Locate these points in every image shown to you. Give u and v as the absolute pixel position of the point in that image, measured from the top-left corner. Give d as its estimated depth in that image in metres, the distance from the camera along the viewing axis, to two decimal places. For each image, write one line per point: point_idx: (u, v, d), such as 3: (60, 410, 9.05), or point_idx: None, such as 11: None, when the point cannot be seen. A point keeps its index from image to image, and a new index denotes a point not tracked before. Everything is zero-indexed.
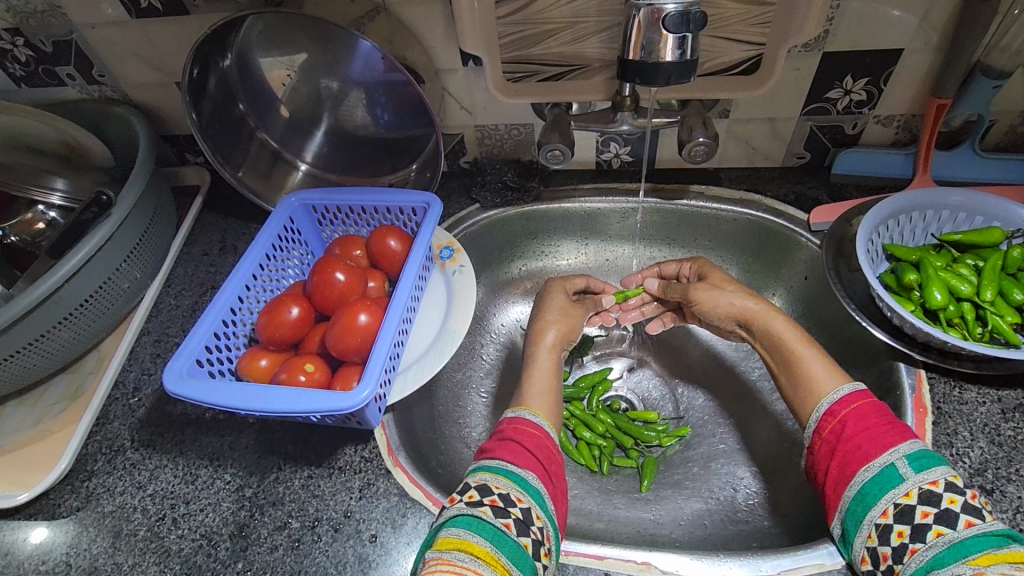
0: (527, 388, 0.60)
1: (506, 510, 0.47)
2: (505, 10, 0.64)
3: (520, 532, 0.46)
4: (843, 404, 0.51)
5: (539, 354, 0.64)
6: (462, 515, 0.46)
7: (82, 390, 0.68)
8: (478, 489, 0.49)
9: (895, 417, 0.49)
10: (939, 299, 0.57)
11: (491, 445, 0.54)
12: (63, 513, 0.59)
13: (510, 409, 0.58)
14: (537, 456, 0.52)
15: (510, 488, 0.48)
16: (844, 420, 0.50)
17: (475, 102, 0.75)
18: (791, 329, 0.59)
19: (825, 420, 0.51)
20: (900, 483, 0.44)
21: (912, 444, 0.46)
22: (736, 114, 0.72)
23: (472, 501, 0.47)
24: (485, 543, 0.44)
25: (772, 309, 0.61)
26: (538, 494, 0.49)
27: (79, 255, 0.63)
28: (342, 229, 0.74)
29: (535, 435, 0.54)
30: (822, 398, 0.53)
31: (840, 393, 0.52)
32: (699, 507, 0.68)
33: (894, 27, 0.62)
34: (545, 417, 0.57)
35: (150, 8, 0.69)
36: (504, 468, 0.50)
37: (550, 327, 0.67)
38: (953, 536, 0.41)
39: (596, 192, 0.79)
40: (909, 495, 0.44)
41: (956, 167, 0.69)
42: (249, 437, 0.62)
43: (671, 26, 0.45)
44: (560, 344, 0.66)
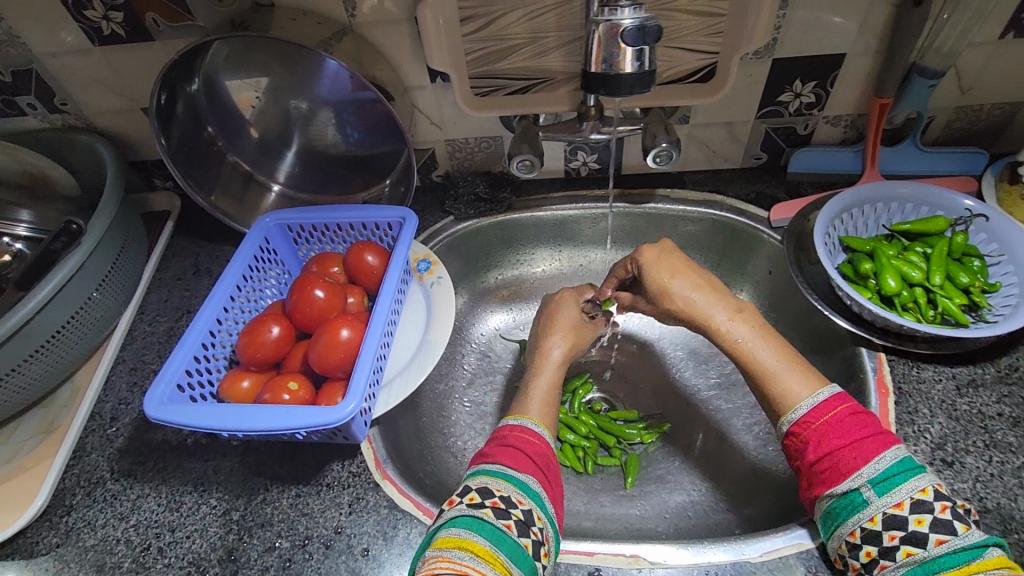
0: (527, 397, 0.62)
1: (507, 511, 0.48)
2: (470, 27, 0.66)
3: (521, 532, 0.47)
4: (804, 425, 0.51)
5: (543, 369, 0.65)
6: (462, 516, 0.47)
7: (57, 424, 0.66)
8: (478, 491, 0.50)
9: (859, 431, 0.49)
10: (892, 286, 0.61)
11: (490, 451, 0.55)
12: (42, 551, 0.57)
13: (512, 418, 0.58)
14: (537, 462, 0.53)
15: (510, 491, 0.50)
16: (808, 439, 0.50)
17: (444, 117, 0.77)
18: (751, 335, 0.58)
19: (790, 436, 0.52)
20: (866, 508, 0.46)
21: (874, 467, 0.47)
22: (696, 119, 0.75)
23: (473, 503, 0.48)
24: (486, 542, 0.45)
25: (729, 314, 0.60)
26: (538, 496, 0.50)
27: (48, 287, 0.62)
28: (318, 247, 0.74)
29: (536, 443, 0.55)
30: (786, 414, 0.53)
31: (799, 412, 0.52)
32: (682, 500, 0.70)
33: (835, 33, 0.66)
34: (543, 425, 0.58)
35: (113, 35, 0.69)
36: (503, 472, 0.51)
37: (552, 342, 0.68)
38: (924, 555, 0.43)
39: (566, 200, 0.81)
40: (874, 521, 0.45)
41: (902, 162, 0.74)
42: (234, 460, 0.62)
43: (629, 40, 0.47)
44: (563, 362, 0.67)
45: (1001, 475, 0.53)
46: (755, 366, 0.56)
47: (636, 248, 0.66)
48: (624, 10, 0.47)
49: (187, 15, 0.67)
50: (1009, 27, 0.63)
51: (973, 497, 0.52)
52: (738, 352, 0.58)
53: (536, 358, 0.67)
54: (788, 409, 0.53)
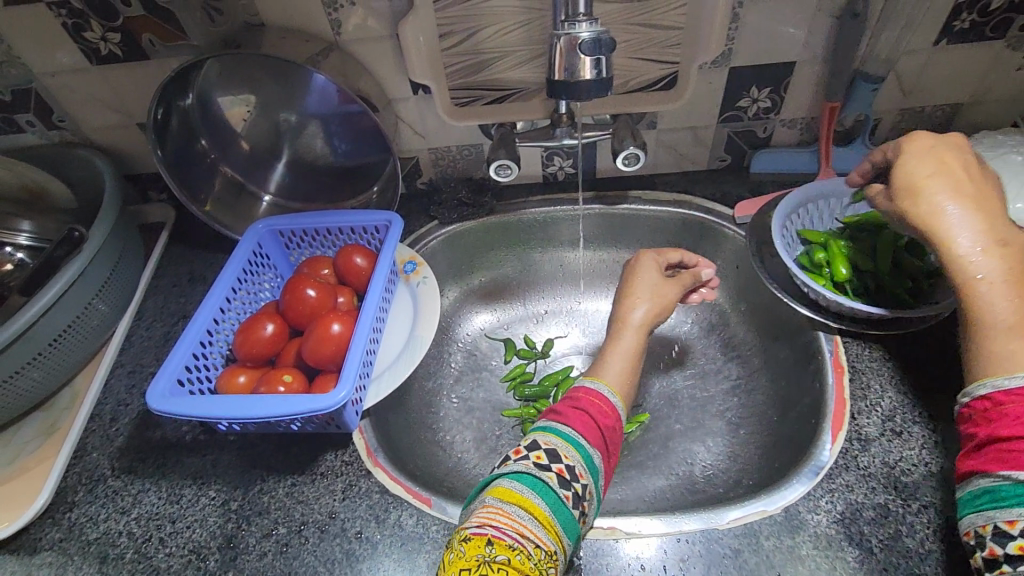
0: (606, 361, 0.64)
1: (569, 482, 0.50)
2: (449, 42, 0.71)
3: (575, 505, 0.49)
4: (1009, 395, 0.42)
5: (624, 332, 0.67)
6: (529, 475, 0.49)
7: (58, 425, 0.69)
8: (546, 451, 0.52)
9: None
10: (844, 273, 0.66)
11: (562, 410, 0.57)
12: (46, 545, 0.60)
13: (590, 381, 0.60)
14: (604, 436, 0.55)
15: (576, 462, 0.51)
16: (1011, 412, 0.42)
17: (427, 127, 0.81)
18: (992, 266, 0.45)
19: (986, 401, 0.43)
20: (1016, 509, 0.40)
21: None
22: (663, 125, 0.80)
23: (541, 464, 0.50)
24: (545, 507, 0.47)
25: (979, 243, 0.46)
26: (596, 471, 0.52)
27: (51, 293, 0.65)
28: (309, 251, 0.78)
29: (609, 416, 0.57)
30: (987, 377, 0.44)
31: (1012, 381, 0.42)
32: (661, 484, 0.74)
33: (785, 44, 0.71)
34: (616, 394, 0.60)
35: (111, 55, 0.73)
36: (574, 439, 0.53)
37: (637, 302, 0.69)
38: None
39: (544, 203, 0.86)
40: (1013, 524, 0.40)
41: (853, 160, 0.79)
42: (231, 454, 0.65)
43: (587, 51, 0.52)
44: (645, 324, 0.68)
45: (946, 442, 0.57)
46: (976, 308, 0.46)
47: (907, 134, 0.53)
48: (581, 24, 0.53)
49: (182, 35, 0.71)
50: (941, 35, 0.69)
51: (920, 463, 0.56)
52: (962, 287, 0.46)
53: (616, 320, 0.69)
54: (1001, 371, 0.43)
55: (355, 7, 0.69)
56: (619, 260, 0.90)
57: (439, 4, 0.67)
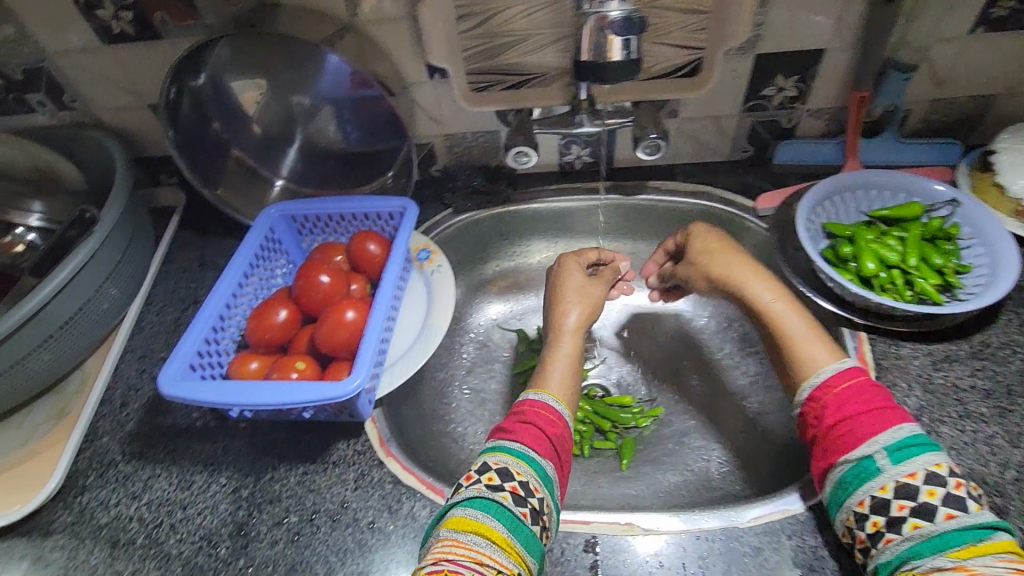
0: (548, 369, 0.64)
1: (525, 498, 0.50)
2: (467, 24, 0.69)
3: (534, 520, 0.49)
4: (825, 389, 0.52)
5: (562, 338, 0.66)
6: (481, 498, 0.49)
7: (68, 409, 0.68)
8: (497, 471, 0.52)
9: (881, 400, 0.50)
10: (871, 268, 0.64)
11: (511, 426, 0.57)
12: (57, 528, 0.59)
13: (532, 392, 0.61)
14: (554, 445, 0.56)
15: (529, 477, 0.52)
16: (828, 403, 0.51)
17: (443, 112, 0.80)
18: (779, 300, 0.60)
19: (811, 402, 0.53)
20: (878, 475, 0.46)
21: (891, 434, 0.47)
22: (685, 113, 0.78)
23: (492, 484, 0.51)
24: (502, 529, 0.47)
25: (780, 286, 0.61)
26: (551, 482, 0.53)
27: (62, 275, 0.64)
28: (322, 238, 0.77)
29: (557, 425, 0.58)
30: (805, 382, 0.54)
31: (821, 377, 0.53)
32: (676, 480, 0.73)
33: (814, 30, 0.69)
34: (561, 400, 0.60)
35: (123, 34, 0.72)
36: (523, 454, 0.53)
37: (570, 308, 0.69)
38: (931, 529, 0.43)
39: (560, 193, 0.84)
40: (884, 489, 0.46)
41: (879, 153, 0.78)
42: (242, 441, 0.64)
43: (617, 30, 0.50)
44: (579, 326, 0.68)
45: (974, 443, 0.56)
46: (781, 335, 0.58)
47: (693, 225, 0.71)
48: (613, 1, 0.50)
49: (194, 14, 0.69)
50: (978, 23, 0.67)
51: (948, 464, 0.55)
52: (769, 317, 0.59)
53: (553, 325, 0.69)
54: (810, 374, 0.54)
55: None
56: (635, 252, 0.89)
57: None
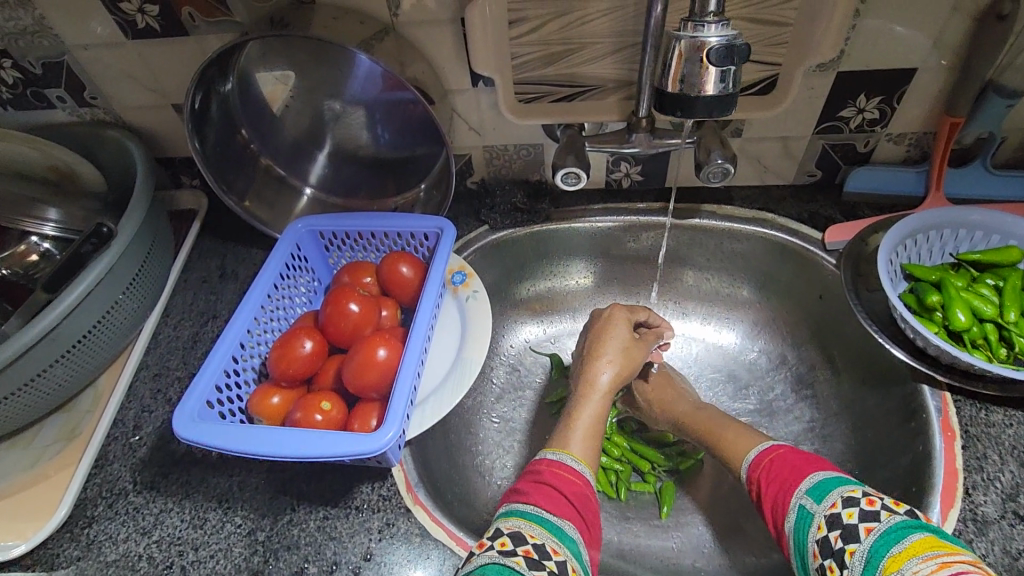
0: (571, 427, 0.59)
1: (540, 562, 0.44)
2: (520, 30, 0.63)
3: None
4: (755, 468, 0.54)
5: (590, 395, 0.63)
6: (493, 564, 0.43)
7: (80, 430, 0.65)
8: (510, 536, 0.46)
9: (811, 457, 0.52)
10: (962, 320, 0.56)
11: (525, 488, 0.52)
12: (62, 563, 0.56)
13: (550, 452, 0.56)
14: (575, 505, 0.50)
15: (546, 538, 0.46)
16: (761, 475, 0.53)
17: (484, 122, 0.74)
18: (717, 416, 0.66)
19: (749, 485, 0.54)
20: (812, 518, 0.46)
21: (809, 478, 0.48)
22: (750, 133, 0.71)
23: (504, 549, 0.45)
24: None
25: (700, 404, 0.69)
26: (574, 544, 0.47)
27: (76, 291, 0.60)
28: (350, 254, 0.72)
29: (577, 483, 0.53)
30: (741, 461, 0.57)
31: (753, 454, 0.56)
32: (720, 534, 0.68)
33: (908, 48, 0.61)
34: (585, 463, 0.55)
35: (147, 30, 0.67)
36: (539, 516, 0.48)
37: (602, 367, 0.65)
38: (862, 549, 0.41)
39: (605, 213, 0.78)
40: (819, 527, 0.45)
41: (966, 185, 0.70)
42: (260, 476, 0.60)
43: (714, 59, 0.43)
44: (611, 387, 0.64)
45: None
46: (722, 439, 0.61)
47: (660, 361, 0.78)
48: (711, 26, 0.43)
49: (224, 10, 0.64)
50: None
51: None
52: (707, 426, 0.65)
53: (583, 381, 0.65)
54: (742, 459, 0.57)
55: None
56: (682, 279, 0.82)
57: None
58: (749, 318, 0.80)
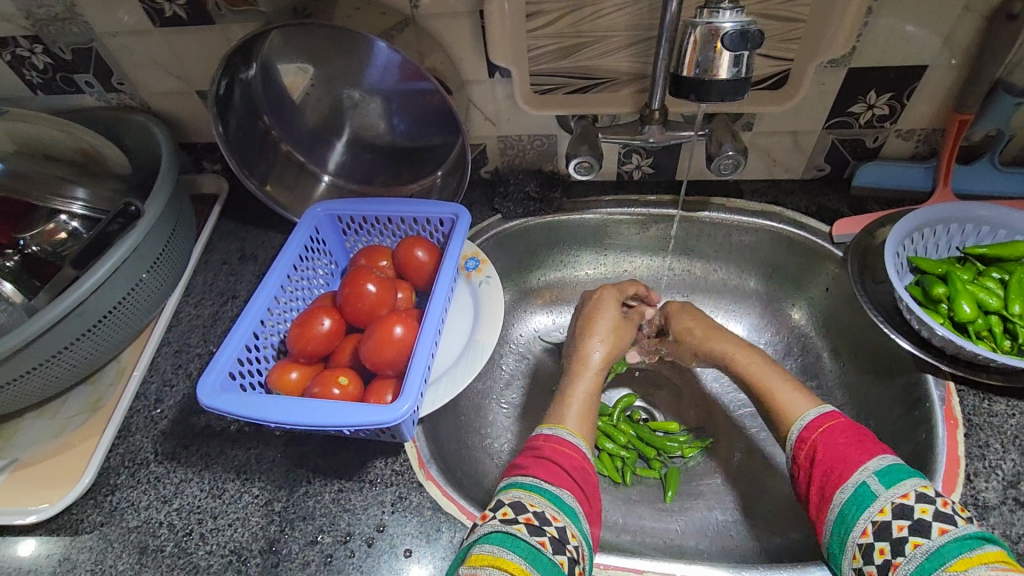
0: (566, 402, 0.63)
1: (541, 528, 0.48)
2: (536, 22, 0.64)
3: (555, 550, 0.46)
4: (810, 431, 0.54)
5: (584, 372, 0.66)
6: (495, 532, 0.47)
7: (103, 402, 0.67)
8: (511, 506, 0.50)
9: (862, 434, 0.52)
10: (967, 312, 0.57)
11: (525, 462, 0.55)
12: (86, 528, 0.58)
13: (546, 427, 0.59)
14: (572, 476, 0.53)
15: (545, 506, 0.49)
16: (813, 444, 0.53)
17: (499, 113, 0.75)
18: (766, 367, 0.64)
19: (798, 447, 0.55)
20: (875, 500, 0.46)
21: (880, 460, 0.48)
22: (761, 127, 0.72)
23: (506, 518, 0.48)
24: (520, 560, 0.44)
25: (751, 352, 0.67)
26: (572, 512, 0.50)
27: (103, 268, 0.62)
28: (366, 239, 0.74)
29: (573, 455, 0.55)
30: (792, 425, 0.56)
31: (806, 418, 0.56)
32: (724, 519, 0.69)
33: (919, 45, 0.62)
34: (580, 437, 0.58)
35: (175, 18, 0.69)
36: (537, 486, 0.51)
37: (594, 346, 0.68)
38: (929, 546, 0.42)
39: (617, 204, 0.79)
40: (883, 511, 0.46)
41: (975, 181, 0.71)
42: (276, 450, 0.62)
43: (729, 44, 0.44)
44: (603, 364, 0.68)
45: None
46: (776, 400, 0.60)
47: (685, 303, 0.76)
48: (725, 12, 0.45)
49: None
50: None
51: None
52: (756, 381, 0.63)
53: (576, 359, 0.68)
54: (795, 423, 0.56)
55: None
56: (691, 270, 0.83)
57: None
58: (757, 310, 0.81)
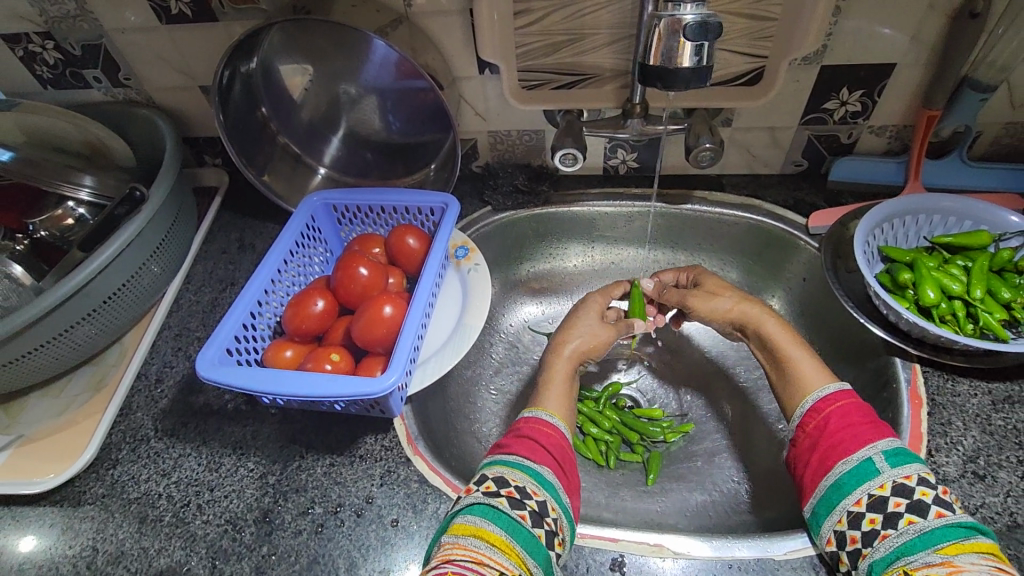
0: (546, 389, 0.64)
1: (521, 501, 0.50)
2: (523, 21, 0.68)
3: (535, 523, 0.49)
4: (826, 403, 0.54)
5: (559, 361, 0.67)
6: (478, 504, 0.50)
7: (105, 382, 0.69)
8: (494, 480, 0.52)
9: (875, 417, 0.53)
10: (932, 297, 0.60)
11: (507, 441, 0.57)
12: (89, 499, 0.60)
13: (528, 410, 0.61)
14: (551, 453, 0.56)
15: (526, 481, 0.52)
16: (826, 417, 0.53)
17: (489, 108, 0.78)
18: (784, 332, 0.62)
19: (809, 416, 0.55)
20: (876, 475, 0.48)
21: (890, 442, 0.49)
22: (739, 123, 0.75)
23: (489, 491, 0.51)
24: (500, 532, 0.47)
25: (767, 313, 0.65)
26: (551, 486, 0.53)
27: (108, 251, 0.65)
28: (360, 228, 0.77)
29: (551, 434, 0.58)
30: (807, 396, 0.56)
31: (824, 391, 0.55)
32: (703, 499, 0.71)
33: (887, 43, 0.66)
34: (559, 416, 0.61)
35: (180, 15, 0.72)
36: (519, 463, 0.54)
37: (573, 337, 0.69)
38: (923, 524, 0.44)
39: (603, 197, 0.82)
40: (883, 487, 0.47)
41: (944, 175, 0.74)
42: (271, 427, 0.64)
43: (689, 35, 0.48)
44: (581, 355, 0.68)
45: None
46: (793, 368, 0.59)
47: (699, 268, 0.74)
48: (686, 5, 0.48)
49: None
50: None
51: (1004, 512, 0.52)
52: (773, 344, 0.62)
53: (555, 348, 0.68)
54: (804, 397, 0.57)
55: None
56: (675, 262, 0.86)
57: None
58: None
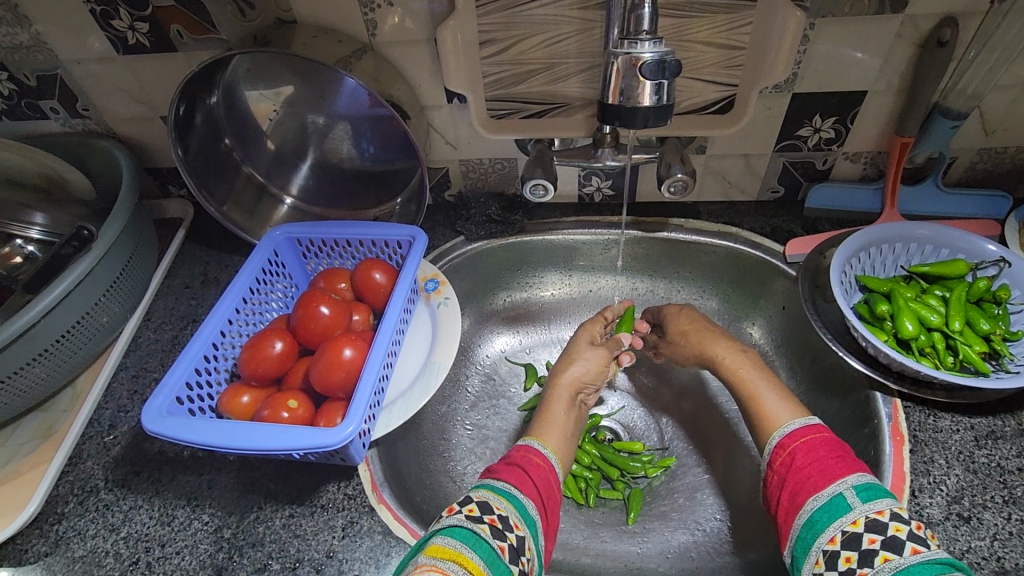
0: (546, 420, 0.62)
1: (503, 532, 0.47)
2: (489, 51, 0.66)
3: (512, 559, 0.46)
4: (792, 437, 0.53)
5: (557, 384, 0.67)
6: (459, 527, 0.46)
7: (55, 429, 0.66)
8: (478, 504, 0.49)
9: (844, 451, 0.50)
10: (909, 329, 0.59)
11: (498, 467, 0.55)
12: (30, 559, 0.56)
13: (520, 440, 0.60)
14: (538, 487, 0.53)
15: (510, 512, 0.49)
16: (793, 452, 0.52)
17: (459, 137, 0.77)
18: (753, 370, 0.62)
19: (776, 452, 0.53)
20: (849, 511, 0.45)
21: (860, 476, 0.47)
22: (713, 150, 0.74)
23: (472, 515, 0.47)
24: (479, 560, 0.44)
25: (739, 356, 0.64)
26: (533, 524, 0.50)
27: (56, 291, 0.62)
28: (327, 262, 0.74)
29: (540, 466, 0.56)
30: (773, 432, 0.55)
31: (790, 427, 0.54)
32: (686, 539, 0.68)
33: (858, 70, 0.65)
34: (552, 450, 0.59)
35: (138, 45, 0.70)
36: (507, 490, 0.51)
37: (573, 363, 0.68)
38: (900, 562, 0.41)
39: (579, 225, 0.80)
40: (856, 523, 0.44)
41: (921, 202, 0.73)
42: (229, 475, 0.61)
43: (648, 73, 0.48)
44: (578, 381, 0.67)
45: (1021, 534, 0.50)
46: (757, 406, 0.58)
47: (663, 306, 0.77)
48: (644, 43, 0.49)
49: (209, 29, 0.68)
50: None
51: (991, 557, 0.49)
52: (738, 383, 0.62)
53: (553, 375, 0.68)
54: (770, 434, 0.55)
55: (391, 7, 0.64)
56: (654, 290, 0.85)
57: (482, 9, 0.63)
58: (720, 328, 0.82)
